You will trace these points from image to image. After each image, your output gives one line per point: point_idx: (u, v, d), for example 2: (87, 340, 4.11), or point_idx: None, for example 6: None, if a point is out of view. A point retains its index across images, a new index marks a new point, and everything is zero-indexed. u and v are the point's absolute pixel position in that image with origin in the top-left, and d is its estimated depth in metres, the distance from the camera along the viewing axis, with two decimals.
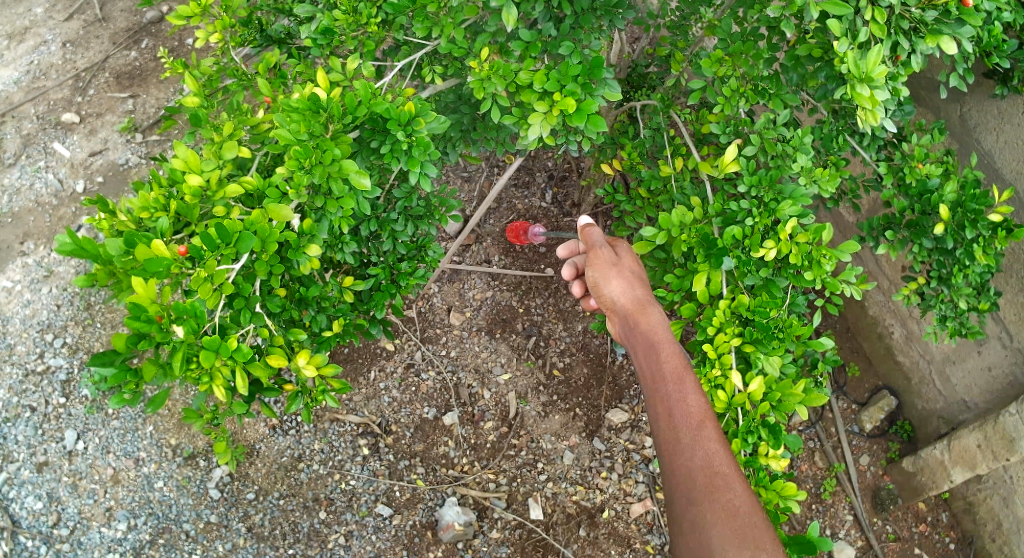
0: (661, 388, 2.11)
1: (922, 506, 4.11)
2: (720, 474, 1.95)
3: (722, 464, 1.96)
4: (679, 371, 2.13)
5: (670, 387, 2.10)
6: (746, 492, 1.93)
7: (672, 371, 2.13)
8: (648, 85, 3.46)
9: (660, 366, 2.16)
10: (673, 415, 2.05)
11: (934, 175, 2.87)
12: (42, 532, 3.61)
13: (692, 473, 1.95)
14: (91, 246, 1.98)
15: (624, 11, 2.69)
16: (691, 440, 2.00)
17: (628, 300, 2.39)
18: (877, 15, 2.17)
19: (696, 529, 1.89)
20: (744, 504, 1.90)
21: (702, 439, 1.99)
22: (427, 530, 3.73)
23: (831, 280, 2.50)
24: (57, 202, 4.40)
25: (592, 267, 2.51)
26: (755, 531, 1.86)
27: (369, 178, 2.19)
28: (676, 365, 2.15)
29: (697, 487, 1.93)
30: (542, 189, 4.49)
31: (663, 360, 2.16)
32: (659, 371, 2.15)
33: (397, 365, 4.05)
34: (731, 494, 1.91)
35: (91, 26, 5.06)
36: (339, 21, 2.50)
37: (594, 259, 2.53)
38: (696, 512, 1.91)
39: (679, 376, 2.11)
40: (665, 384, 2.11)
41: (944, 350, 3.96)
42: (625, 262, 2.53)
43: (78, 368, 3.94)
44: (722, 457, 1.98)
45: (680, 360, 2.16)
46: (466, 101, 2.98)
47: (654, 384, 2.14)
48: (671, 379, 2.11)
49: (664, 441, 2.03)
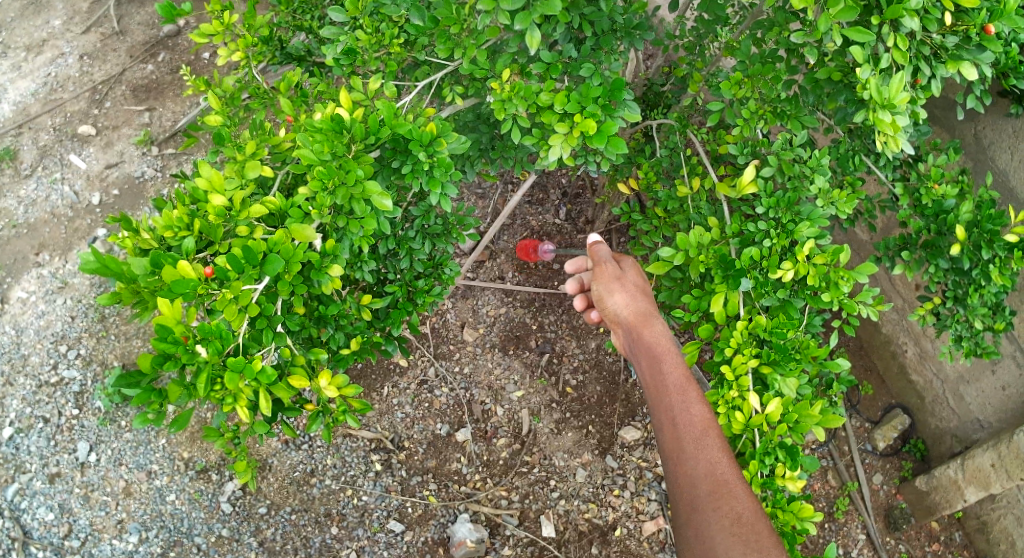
0: (664, 400, 2.09)
1: (935, 525, 4.09)
2: (723, 482, 1.93)
3: (725, 473, 1.94)
4: (683, 382, 2.12)
5: (674, 398, 2.08)
6: (751, 500, 1.91)
7: (676, 382, 2.12)
8: (664, 104, 3.48)
9: (663, 377, 2.14)
10: (675, 425, 2.04)
11: (950, 196, 2.85)
12: (53, 543, 3.62)
13: (695, 482, 1.93)
14: (115, 264, 1.99)
15: (643, 32, 2.73)
16: (694, 449, 1.98)
17: (631, 313, 2.38)
18: (899, 42, 2.18)
19: (700, 537, 1.87)
20: (748, 511, 1.88)
21: (706, 448, 1.98)
22: (439, 546, 3.73)
23: (849, 302, 2.50)
24: (72, 214, 4.43)
25: (597, 281, 2.51)
26: (760, 538, 1.82)
27: (392, 200, 2.21)
28: (680, 376, 2.13)
29: (701, 496, 1.91)
30: (556, 205, 4.51)
31: (666, 372, 2.15)
32: (662, 382, 2.13)
33: (411, 381, 4.06)
34: (736, 501, 1.89)
35: (108, 40, 5.10)
36: (362, 42, 2.53)
37: (599, 274, 2.54)
38: (700, 519, 1.89)
39: (682, 387, 2.10)
40: (668, 396, 2.10)
41: (958, 369, 3.95)
42: (629, 275, 2.52)
43: (92, 380, 3.95)
44: (725, 465, 1.96)
45: (683, 371, 2.15)
46: (485, 120, 3.01)
47: (657, 395, 2.12)
48: (674, 391, 2.10)
49: (669, 452, 2.02)
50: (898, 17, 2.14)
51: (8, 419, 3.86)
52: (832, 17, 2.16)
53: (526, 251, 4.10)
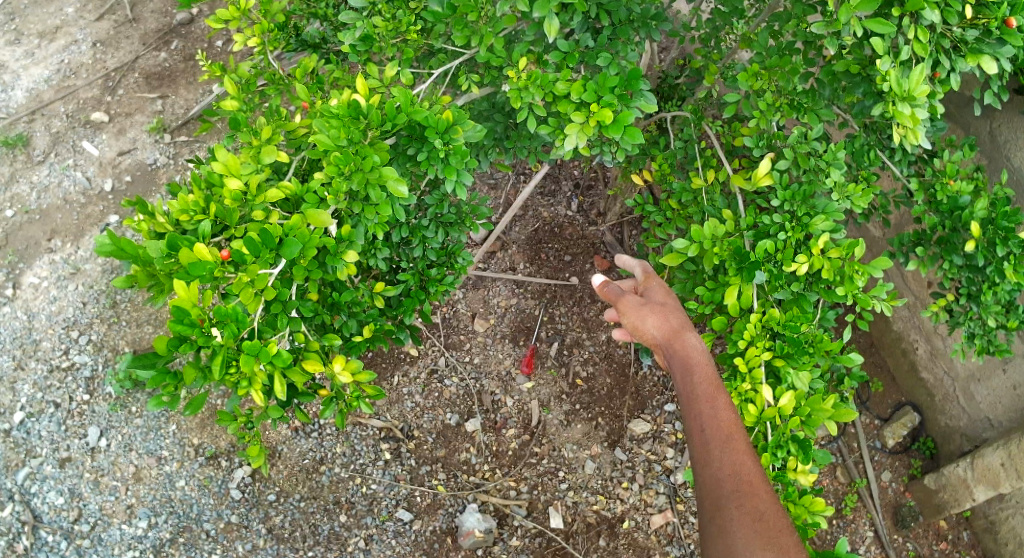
0: (693, 405, 2.10)
1: (943, 523, 4.08)
2: (748, 483, 1.93)
3: (750, 474, 1.94)
4: (712, 390, 2.11)
5: (703, 404, 2.08)
6: (775, 501, 1.91)
7: (705, 389, 2.12)
8: (679, 96, 3.48)
9: (692, 384, 2.14)
10: (703, 428, 2.03)
11: (966, 192, 2.80)
12: (63, 527, 3.63)
13: (720, 482, 1.94)
14: (132, 247, 2.01)
15: (660, 23, 2.74)
16: (720, 450, 1.98)
17: (664, 331, 2.32)
18: (920, 34, 2.17)
19: (723, 535, 1.87)
20: (770, 510, 1.89)
21: (732, 450, 1.98)
22: (447, 536, 3.74)
23: (863, 296, 2.48)
24: (85, 200, 4.44)
25: (623, 315, 2.44)
26: (781, 536, 1.84)
27: (407, 187, 2.21)
28: (709, 383, 2.13)
29: (725, 495, 1.91)
30: (568, 197, 4.52)
31: (695, 379, 2.15)
32: (691, 390, 2.13)
33: (421, 370, 4.07)
34: (758, 502, 1.90)
35: (121, 27, 5.11)
36: (379, 29, 2.54)
37: (623, 307, 2.46)
38: (724, 518, 1.89)
39: (710, 394, 2.10)
40: (697, 402, 2.10)
41: (969, 367, 3.94)
42: (653, 298, 2.45)
43: (103, 364, 3.97)
44: (750, 468, 1.95)
45: (712, 378, 2.15)
46: (500, 109, 3.03)
47: (687, 402, 2.12)
48: (703, 398, 2.09)
49: (696, 454, 2.02)
50: (919, 9, 2.13)
51: (20, 403, 3.88)
52: (852, 8, 2.15)
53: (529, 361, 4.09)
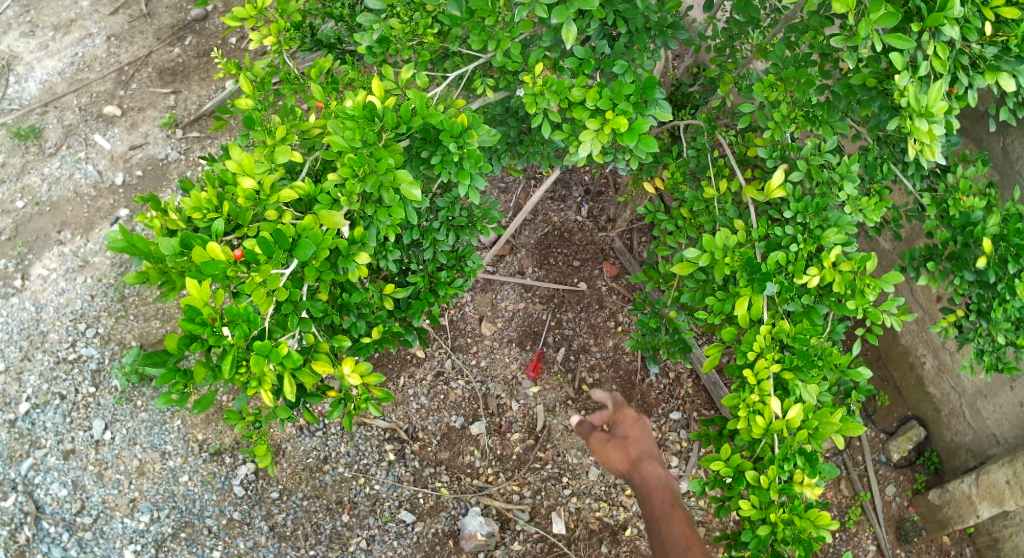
0: (658, 536, 2.38)
1: (946, 539, 4.06)
2: None
3: None
4: (670, 510, 2.42)
5: (663, 527, 2.39)
6: None
7: (665, 512, 2.42)
8: (692, 104, 3.51)
9: (655, 509, 2.43)
10: None
11: (979, 209, 2.80)
12: (65, 519, 3.62)
13: None
14: (144, 244, 2.03)
15: (677, 31, 2.72)
16: None
17: (627, 462, 2.53)
18: (939, 50, 2.16)
19: None
20: None
21: None
22: (449, 539, 3.73)
23: (874, 311, 2.44)
24: (95, 193, 4.45)
25: (591, 451, 2.61)
26: None
27: (421, 190, 2.19)
28: (668, 505, 2.43)
29: None
30: (579, 203, 4.52)
31: (657, 506, 2.43)
32: (654, 519, 2.42)
33: (427, 372, 4.08)
34: None
35: (136, 21, 5.14)
36: (396, 30, 2.55)
37: (589, 441, 2.62)
38: None
39: (668, 514, 2.41)
40: (660, 527, 2.40)
41: (976, 384, 3.91)
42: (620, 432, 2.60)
43: (110, 358, 3.98)
44: None
45: (670, 501, 2.44)
46: (514, 114, 3.04)
47: (652, 528, 2.41)
48: (664, 519, 2.40)
49: None
50: (939, 25, 2.12)
51: (26, 394, 3.87)
52: (872, 22, 2.14)
53: (535, 365, 4.10)
